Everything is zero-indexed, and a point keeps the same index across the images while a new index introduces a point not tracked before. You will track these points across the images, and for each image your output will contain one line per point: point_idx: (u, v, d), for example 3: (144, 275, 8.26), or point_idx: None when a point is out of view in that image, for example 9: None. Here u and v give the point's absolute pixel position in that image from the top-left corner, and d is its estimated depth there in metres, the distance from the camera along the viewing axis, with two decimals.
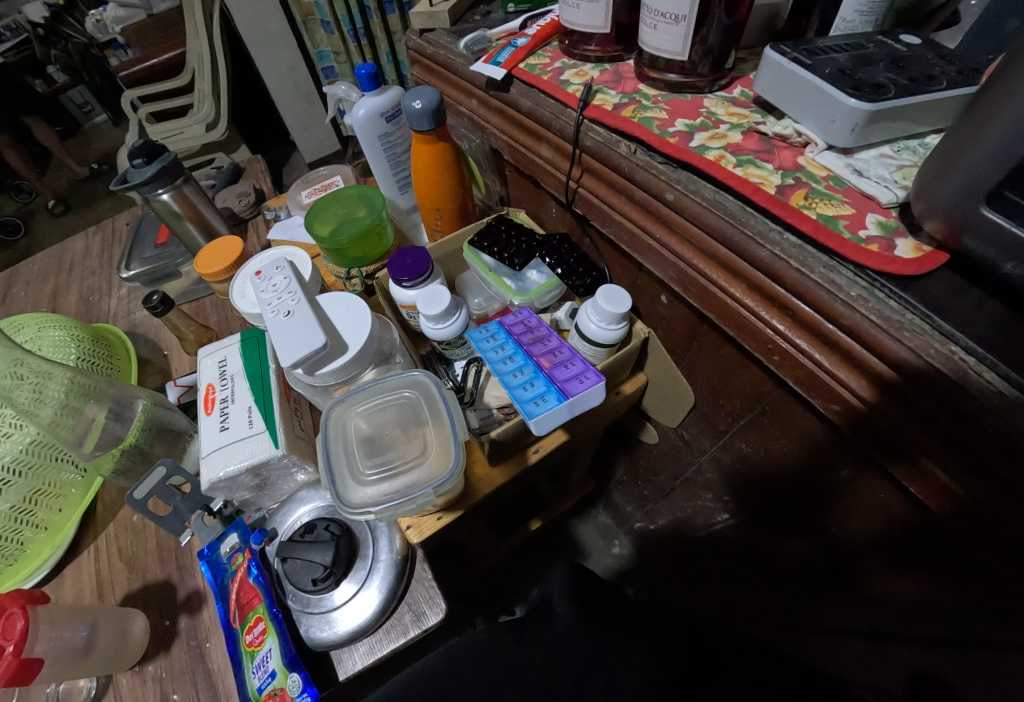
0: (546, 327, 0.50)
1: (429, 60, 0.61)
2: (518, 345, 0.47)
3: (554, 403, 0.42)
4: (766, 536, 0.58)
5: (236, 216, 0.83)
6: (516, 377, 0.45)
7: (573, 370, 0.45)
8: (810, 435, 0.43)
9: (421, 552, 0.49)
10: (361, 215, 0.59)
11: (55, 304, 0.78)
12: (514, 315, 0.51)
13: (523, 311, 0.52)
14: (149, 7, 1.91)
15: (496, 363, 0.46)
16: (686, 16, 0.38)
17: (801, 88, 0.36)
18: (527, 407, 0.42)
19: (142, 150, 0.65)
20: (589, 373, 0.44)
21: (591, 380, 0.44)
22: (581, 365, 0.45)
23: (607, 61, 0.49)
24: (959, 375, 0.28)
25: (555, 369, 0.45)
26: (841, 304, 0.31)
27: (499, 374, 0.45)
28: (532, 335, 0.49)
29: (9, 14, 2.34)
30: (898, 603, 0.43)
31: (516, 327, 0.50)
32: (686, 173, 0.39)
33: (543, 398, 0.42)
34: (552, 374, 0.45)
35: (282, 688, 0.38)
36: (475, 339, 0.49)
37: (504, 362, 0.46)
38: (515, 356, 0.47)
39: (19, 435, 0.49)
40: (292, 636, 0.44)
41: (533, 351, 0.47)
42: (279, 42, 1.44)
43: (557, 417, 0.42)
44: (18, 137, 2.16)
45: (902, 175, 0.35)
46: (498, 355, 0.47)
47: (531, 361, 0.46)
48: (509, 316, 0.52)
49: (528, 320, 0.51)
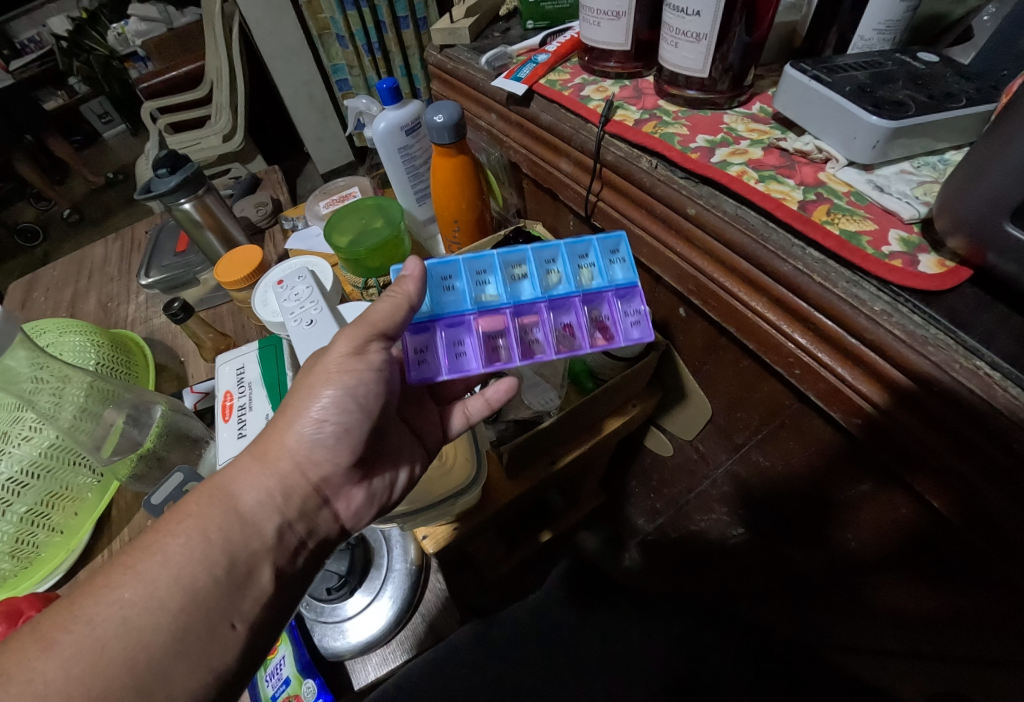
0: (558, 357, 0.37)
1: (450, 75, 0.63)
2: (580, 291, 0.38)
3: (433, 299, 0.38)
4: (780, 550, 0.57)
5: (254, 226, 0.85)
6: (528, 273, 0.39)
7: (466, 354, 0.37)
8: (829, 448, 0.42)
9: (433, 563, 0.54)
10: (378, 225, 0.60)
11: (74, 309, 0.80)
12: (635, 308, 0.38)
13: (624, 338, 0.37)
14: (169, 21, 1.96)
15: (560, 255, 0.40)
16: (707, 35, 0.38)
17: (821, 105, 0.37)
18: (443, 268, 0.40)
19: (166, 160, 0.67)
20: (440, 366, 0.36)
21: (422, 372, 0.36)
22: (450, 370, 0.36)
23: (626, 77, 0.50)
24: (984, 390, 0.27)
25: (480, 332, 0.37)
26: (864, 319, 0.31)
27: (540, 251, 0.40)
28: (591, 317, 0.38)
29: (39, 32, 2.46)
30: (924, 620, 0.42)
31: (609, 302, 0.38)
32: (707, 188, 0.40)
33: (446, 295, 0.39)
34: (486, 320, 0.38)
35: (297, 693, 0.43)
36: (619, 237, 0.40)
37: (556, 276, 0.39)
38: (564, 277, 0.39)
39: (38, 438, 0.50)
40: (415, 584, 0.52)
41: (559, 308, 0.39)
42: (295, 55, 1.46)
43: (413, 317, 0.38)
44: (39, 149, 2.22)
45: (923, 191, 0.35)
46: (574, 265, 0.39)
47: (535, 300, 0.38)
48: (647, 315, 0.38)
49: (597, 334, 0.38)
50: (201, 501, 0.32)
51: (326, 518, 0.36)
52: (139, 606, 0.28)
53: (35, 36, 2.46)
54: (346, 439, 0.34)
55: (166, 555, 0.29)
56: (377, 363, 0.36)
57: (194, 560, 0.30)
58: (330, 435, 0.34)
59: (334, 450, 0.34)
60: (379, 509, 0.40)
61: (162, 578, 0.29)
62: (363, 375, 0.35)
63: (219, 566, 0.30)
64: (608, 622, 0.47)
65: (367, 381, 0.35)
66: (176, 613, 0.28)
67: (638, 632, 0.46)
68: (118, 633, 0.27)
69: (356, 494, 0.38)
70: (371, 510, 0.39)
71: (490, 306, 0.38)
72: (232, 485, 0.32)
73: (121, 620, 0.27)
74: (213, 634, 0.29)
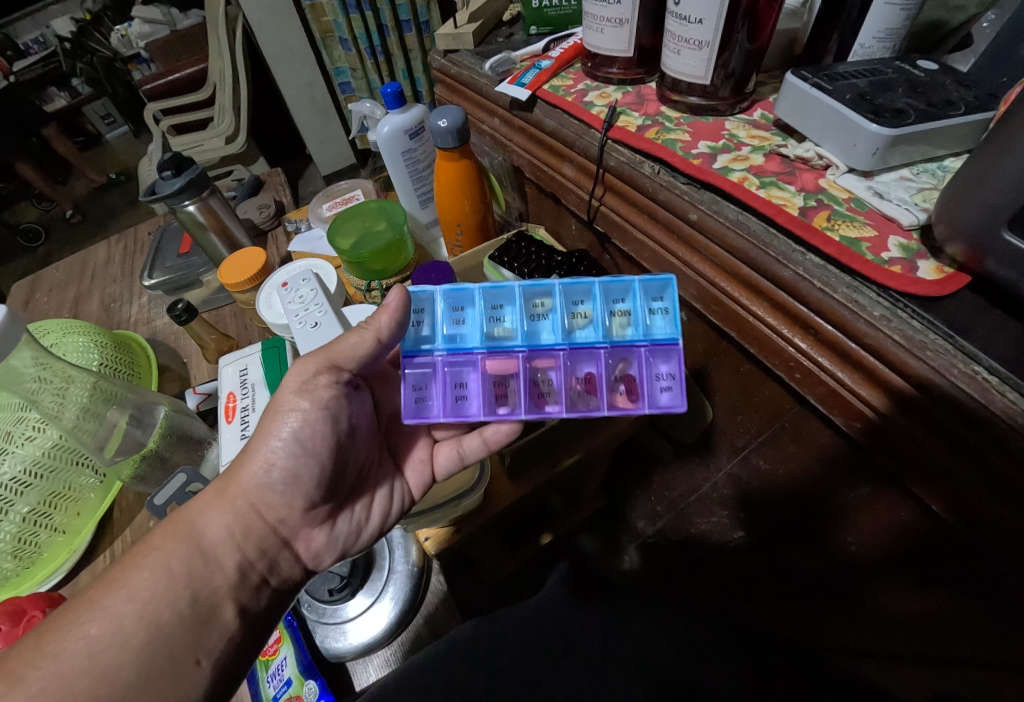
0: (569, 416, 0.32)
1: (454, 79, 0.63)
2: (608, 341, 0.33)
3: (441, 330, 0.35)
4: (779, 552, 0.57)
5: (257, 228, 0.85)
6: (549, 310, 0.35)
7: (470, 396, 0.34)
8: (829, 452, 0.43)
9: (435, 564, 0.55)
10: (382, 229, 0.60)
11: (77, 310, 0.80)
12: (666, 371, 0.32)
13: (650, 406, 0.32)
14: (172, 24, 1.96)
15: (592, 295, 0.34)
16: (709, 42, 0.39)
17: (822, 113, 0.37)
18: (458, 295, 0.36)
19: (171, 163, 0.67)
20: (440, 407, 0.33)
21: (419, 411, 0.33)
22: (448, 412, 0.33)
23: (629, 83, 0.51)
24: (982, 395, 0.28)
25: (488, 373, 0.34)
26: (863, 324, 0.32)
27: (569, 287, 0.35)
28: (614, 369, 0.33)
29: (42, 33, 2.47)
30: (925, 622, 0.42)
31: (641, 360, 0.33)
32: (709, 194, 0.40)
33: (457, 327, 0.35)
34: (493, 363, 0.34)
35: (299, 694, 0.43)
36: (666, 281, 0.33)
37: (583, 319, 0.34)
38: (590, 321, 0.34)
39: (41, 438, 0.50)
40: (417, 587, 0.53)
41: (581, 356, 0.33)
42: (298, 57, 1.47)
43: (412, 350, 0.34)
44: (42, 149, 2.23)
45: (922, 198, 0.36)
46: (607, 308, 0.34)
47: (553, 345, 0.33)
48: (682, 382, 0.32)
49: (622, 393, 0.32)
50: (168, 536, 0.34)
51: (289, 557, 0.38)
52: (105, 642, 0.29)
53: (39, 37, 2.47)
54: (296, 485, 0.36)
55: (135, 589, 0.30)
56: (324, 401, 0.36)
57: (165, 591, 0.31)
58: (280, 480, 0.35)
59: (286, 494, 0.36)
60: (342, 551, 0.41)
61: (128, 613, 0.30)
62: (309, 417, 0.35)
63: (186, 598, 0.32)
64: (611, 625, 0.47)
65: (312, 422, 0.35)
66: (142, 648, 0.29)
67: (639, 635, 0.46)
68: (87, 669, 0.28)
69: (317, 535, 0.39)
70: (333, 553, 0.40)
71: (503, 346, 0.34)
72: (199, 518, 0.35)
73: (88, 656, 0.28)
74: (176, 669, 0.30)
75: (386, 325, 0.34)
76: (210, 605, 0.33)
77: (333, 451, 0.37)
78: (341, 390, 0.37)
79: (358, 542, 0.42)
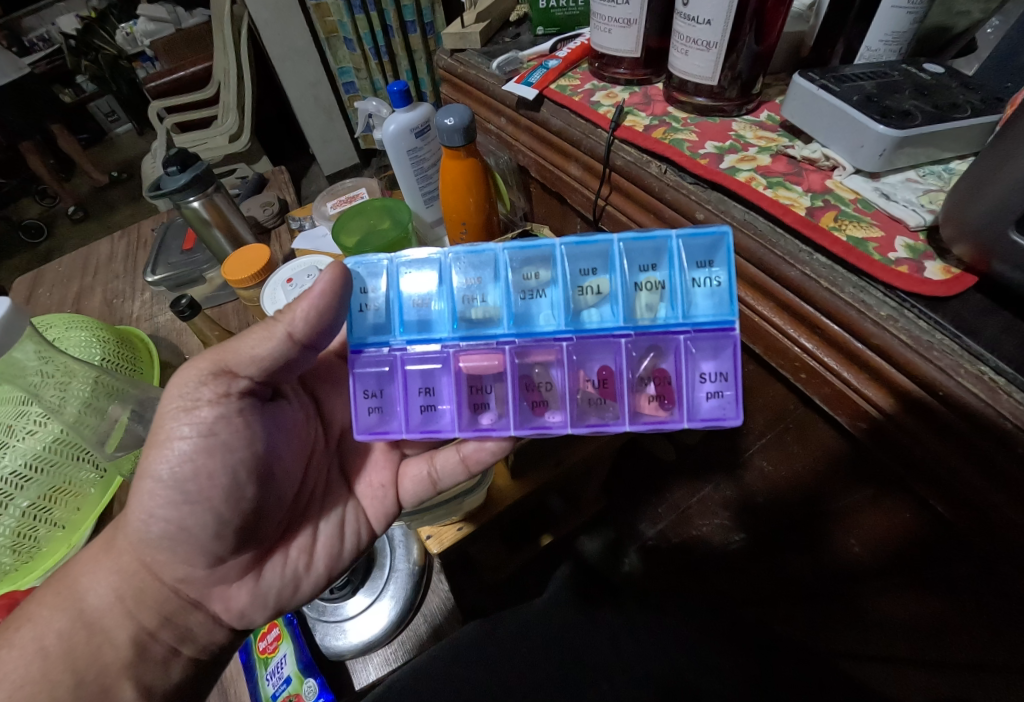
0: (576, 423, 0.31)
1: (460, 78, 0.63)
2: (631, 327, 0.30)
3: (405, 321, 0.32)
4: (780, 556, 0.57)
5: (260, 225, 0.85)
6: (544, 291, 0.32)
7: (440, 404, 0.32)
8: (834, 453, 0.43)
9: (437, 563, 0.54)
10: (384, 226, 0.60)
11: (78, 305, 0.80)
12: (712, 379, 0.30)
13: (690, 417, 0.29)
14: (178, 23, 1.97)
15: (608, 260, 0.30)
16: (717, 43, 0.39)
17: (829, 112, 0.38)
18: (423, 274, 0.33)
19: (176, 159, 0.68)
20: (404, 419, 0.32)
21: (377, 426, 0.32)
22: (414, 427, 0.32)
23: (636, 83, 0.51)
24: (989, 397, 0.28)
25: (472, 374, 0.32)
26: (871, 325, 0.32)
27: (575, 249, 0.31)
28: (631, 362, 0.31)
29: (45, 29, 2.47)
30: (930, 623, 0.42)
31: (679, 349, 0.30)
32: (717, 193, 0.40)
33: (425, 316, 0.32)
34: (469, 362, 0.32)
35: (297, 692, 0.43)
36: (720, 234, 0.29)
37: (592, 305, 0.31)
38: (601, 303, 0.31)
39: (42, 432, 0.50)
40: (419, 586, 0.53)
41: (593, 347, 0.31)
42: (302, 57, 1.47)
43: (365, 350, 0.32)
44: (45, 146, 2.23)
45: (929, 199, 0.36)
46: (632, 278, 0.30)
47: (551, 335, 0.31)
48: (736, 383, 0.29)
49: (651, 397, 0.30)
50: (45, 605, 0.35)
51: (202, 618, 0.37)
52: None
53: (43, 33, 2.47)
54: (183, 537, 0.34)
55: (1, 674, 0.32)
56: (206, 425, 0.33)
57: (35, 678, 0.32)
58: (162, 533, 0.34)
59: (176, 551, 0.34)
60: (274, 607, 0.39)
61: None
62: (188, 450, 0.33)
63: (62, 686, 0.32)
64: (614, 626, 0.47)
65: (193, 457, 0.33)
66: None
67: (640, 638, 0.46)
68: None
69: (237, 593, 0.37)
70: (261, 611, 0.38)
71: (488, 336, 0.31)
72: (87, 584, 0.35)
73: None
74: None
75: (299, 313, 0.32)
76: (100, 687, 0.33)
77: (226, 490, 0.34)
78: (229, 406, 0.34)
79: (295, 596, 0.40)
